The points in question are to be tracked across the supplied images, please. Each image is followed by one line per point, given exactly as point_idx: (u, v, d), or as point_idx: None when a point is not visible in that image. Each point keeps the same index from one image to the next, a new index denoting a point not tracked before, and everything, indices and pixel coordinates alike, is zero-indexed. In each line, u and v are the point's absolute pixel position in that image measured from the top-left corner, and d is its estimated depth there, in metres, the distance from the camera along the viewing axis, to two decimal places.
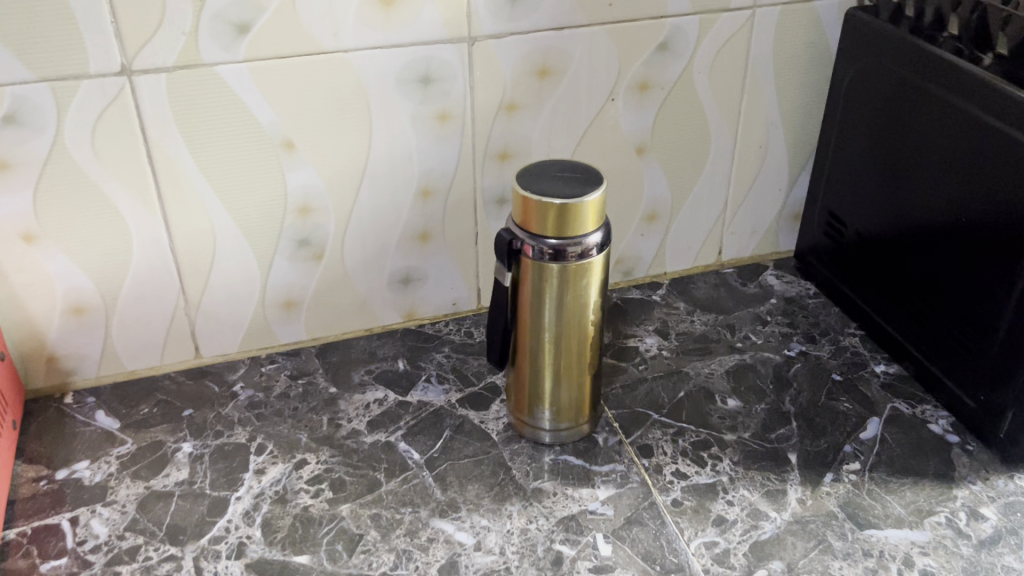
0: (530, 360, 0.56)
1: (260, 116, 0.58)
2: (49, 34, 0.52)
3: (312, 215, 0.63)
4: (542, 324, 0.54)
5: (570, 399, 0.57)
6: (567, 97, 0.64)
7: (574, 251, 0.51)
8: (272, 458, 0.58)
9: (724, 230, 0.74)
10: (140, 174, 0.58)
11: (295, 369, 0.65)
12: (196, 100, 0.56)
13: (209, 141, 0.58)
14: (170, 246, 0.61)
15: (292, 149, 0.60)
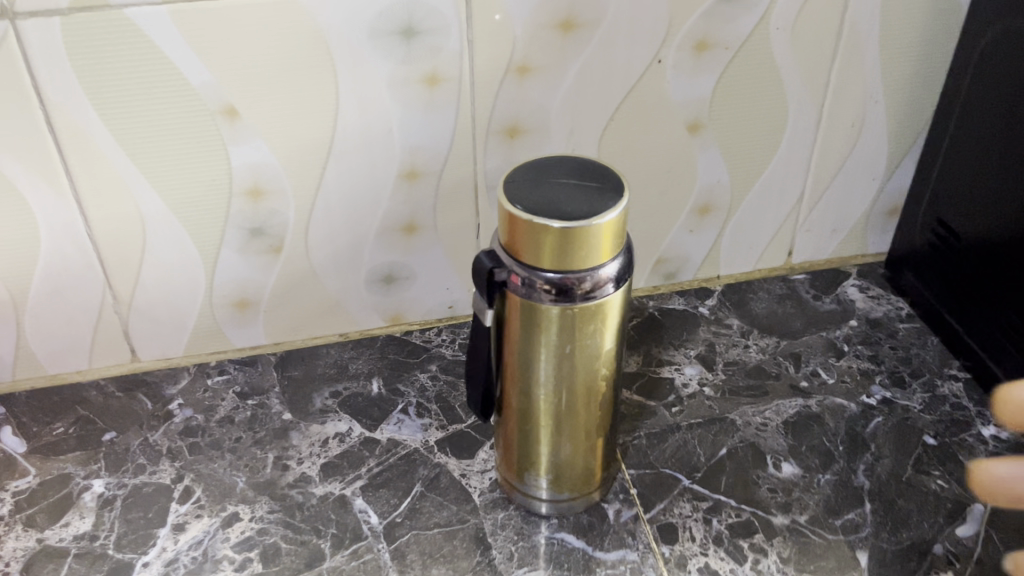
0: (522, 416, 0.43)
1: (189, 76, 0.45)
2: None
3: (266, 199, 0.50)
4: (536, 376, 0.41)
5: (574, 466, 0.44)
6: (599, 58, 0.48)
7: (580, 289, 0.37)
8: (197, 509, 0.46)
9: (798, 228, 0.59)
10: (40, 145, 0.45)
11: (246, 385, 0.53)
12: (105, 53, 0.43)
13: (126, 105, 0.45)
14: (88, 233, 0.49)
15: (234, 118, 0.46)
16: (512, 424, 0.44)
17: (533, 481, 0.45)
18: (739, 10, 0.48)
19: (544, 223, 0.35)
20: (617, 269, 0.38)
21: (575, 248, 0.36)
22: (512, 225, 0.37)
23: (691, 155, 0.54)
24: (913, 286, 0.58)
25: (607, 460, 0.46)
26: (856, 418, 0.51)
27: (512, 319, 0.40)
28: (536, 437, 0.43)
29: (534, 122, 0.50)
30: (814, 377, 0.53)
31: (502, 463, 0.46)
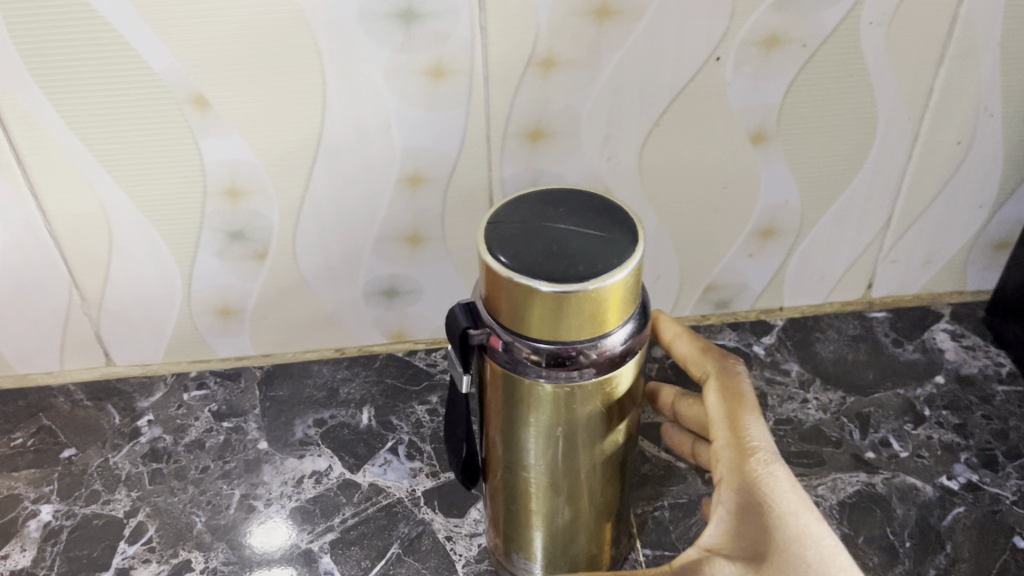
0: (509, 493, 0.36)
1: (150, 59, 0.38)
2: None
3: (246, 201, 0.43)
4: (523, 452, 0.34)
5: (571, 552, 0.37)
6: (642, 53, 0.40)
7: (575, 362, 0.30)
8: (147, 552, 0.40)
9: (880, 258, 0.49)
10: None
11: (224, 405, 0.48)
12: (51, 31, 0.36)
13: (79, 91, 0.38)
14: (48, 229, 0.43)
15: (206, 109, 0.40)
16: (498, 498, 0.37)
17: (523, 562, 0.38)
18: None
19: (529, 284, 0.28)
20: (626, 338, 0.30)
21: (568, 316, 0.28)
22: (491, 279, 0.29)
23: (753, 170, 0.45)
24: (1019, 339, 0.48)
25: (615, 543, 0.38)
26: (930, 506, 0.41)
27: (494, 384, 0.32)
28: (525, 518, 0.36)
29: (561, 125, 0.42)
30: (882, 447, 0.44)
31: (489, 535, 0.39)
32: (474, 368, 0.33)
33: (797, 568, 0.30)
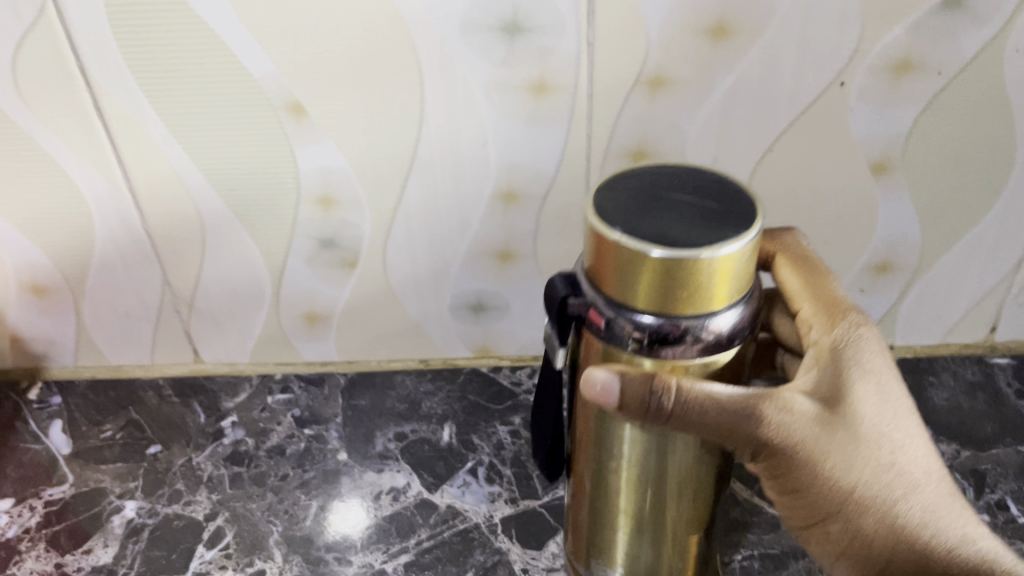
0: (596, 502, 0.34)
1: (248, 65, 0.37)
2: None
3: (338, 210, 0.42)
4: (614, 444, 0.32)
5: (653, 570, 0.35)
6: (759, 74, 0.37)
7: (680, 344, 0.28)
8: (224, 559, 0.40)
9: (1007, 300, 0.46)
10: (88, 132, 0.39)
11: (306, 410, 0.48)
12: (154, 34, 0.36)
13: (179, 94, 0.38)
14: (144, 228, 0.43)
15: (302, 117, 0.39)
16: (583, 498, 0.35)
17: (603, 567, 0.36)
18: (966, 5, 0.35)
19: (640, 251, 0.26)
20: (736, 322, 0.28)
21: (679, 291, 0.26)
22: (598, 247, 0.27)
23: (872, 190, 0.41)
24: None
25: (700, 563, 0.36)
26: None
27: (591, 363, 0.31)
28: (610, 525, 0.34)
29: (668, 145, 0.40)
30: (999, 510, 0.40)
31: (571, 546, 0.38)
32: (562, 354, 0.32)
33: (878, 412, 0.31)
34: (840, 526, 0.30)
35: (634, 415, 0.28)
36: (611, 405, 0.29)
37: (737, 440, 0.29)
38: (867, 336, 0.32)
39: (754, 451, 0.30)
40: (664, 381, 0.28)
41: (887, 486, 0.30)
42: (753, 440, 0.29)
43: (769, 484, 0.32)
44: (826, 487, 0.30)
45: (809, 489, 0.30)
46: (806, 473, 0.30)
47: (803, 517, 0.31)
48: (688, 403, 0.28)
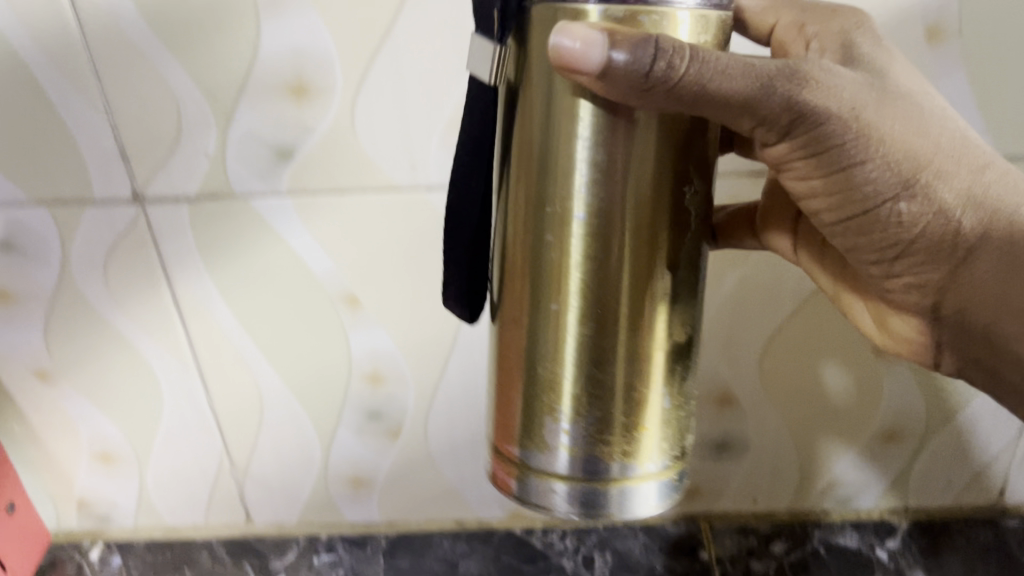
0: (527, 318, 0.27)
1: (311, 264, 0.42)
2: (39, 145, 0.39)
3: (384, 385, 0.46)
4: (560, 141, 0.25)
5: (615, 351, 0.26)
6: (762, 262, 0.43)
7: (645, 3, 0.23)
8: None
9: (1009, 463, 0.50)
10: (164, 321, 0.44)
11: (350, 571, 0.50)
12: (231, 241, 0.41)
13: (247, 287, 0.43)
14: (209, 405, 0.47)
15: (356, 307, 0.44)
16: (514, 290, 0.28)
17: (541, 451, 0.28)
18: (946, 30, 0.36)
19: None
20: (702, 0, 0.24)
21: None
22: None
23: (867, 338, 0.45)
24: None
25: (670, 434, 0.28)
26: None
27: (535, 99, 0.25)
28: (561, 262, 0.26)
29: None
30: None
31: (499, 405, 0.29)
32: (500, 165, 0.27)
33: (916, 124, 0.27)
34: (913, 202, 0.27)
35: (625, 77, 0.22)
36: (590, 70, 0.22)
37: (755, 119, 0.24)
38: (866, 18, 0.31)
39: (783, 125, 0.25)
40: (670, 41, 0.22)
41: (960, 165, 0.27)
42: (783, 109, 0.24)
43: (802, 181, 0.28)
44: (885, 171, 0.26)
45: (863, 172, 0.26)
46: (853, 155, 0.26)
47: (882, 250, 0.29)
48: (702, 85, 0.23)
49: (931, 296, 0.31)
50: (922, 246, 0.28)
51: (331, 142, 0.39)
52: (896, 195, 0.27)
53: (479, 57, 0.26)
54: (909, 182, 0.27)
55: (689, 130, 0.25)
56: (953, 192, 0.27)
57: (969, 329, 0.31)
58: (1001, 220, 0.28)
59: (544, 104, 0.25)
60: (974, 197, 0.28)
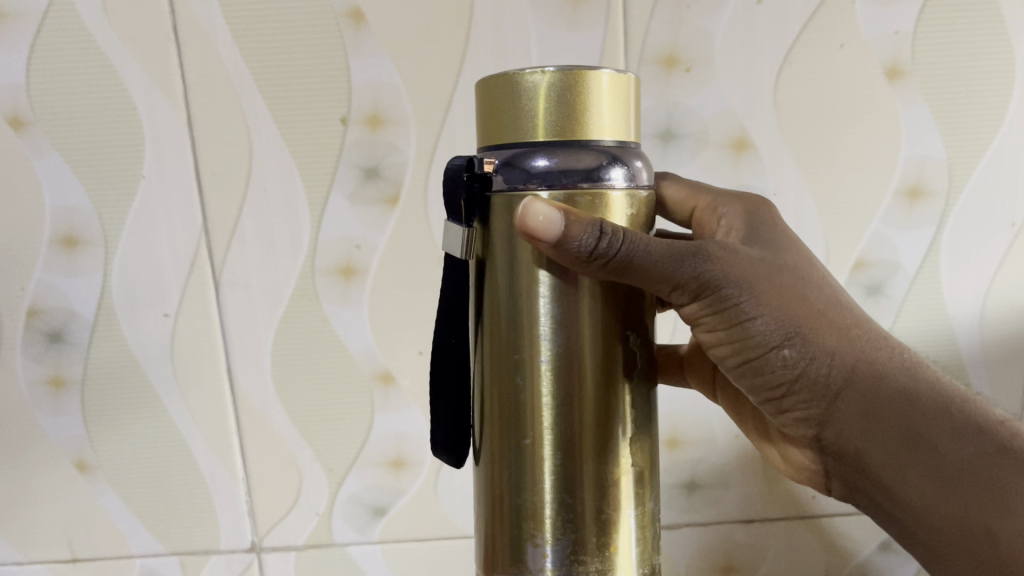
0: (512, 468, 0.35)
1: (350, 346, 0.55)
2: (312, 383, 0.55)
3: (406, 468, 0.58)
4: (524, 307, 0.34)
5: (584, 483, 0.34)
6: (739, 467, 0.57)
7: (578, 177, 0.33)
8: None
9: None
10: (225, 435, 0.56)
11: None
12: (335, 405, 0.56)
13: (317, 410, 0.56)
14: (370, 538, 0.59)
15: (400, 470, 0.58)
16: (501, 459, 0.36)
17: (535, 573, 0.34)
18: (758, 138, 0.50)
19: (537, 72, 0.33)
20: (627, 179, 0.34)
21: (568, 97, 0.33)
22: (500, 103, 0.34)
23: (814, 522, 0.57)
24: None
25: (640, 554, 0.35)
26: None
27: (499, 277, 0.35)
28: (537, 412, 0.34)
29: (708, 480, 0.57)
30: None
31: (492, 542, 0.36)
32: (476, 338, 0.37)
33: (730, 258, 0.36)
34: (795, 350, 0.37)
35: (574, 252, 0.32)
36: (550, 239, 0.31)
37: (670, 285, 0.35)
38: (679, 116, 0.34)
39: (691, 290, 0.35)
40: (609, 226, 0.32)
41: (827, 331, 0.38)
42: (692, 279, 0.35)
43: (703, 321, 0.37)
44: (770, 323, 0.36)
45: (754, 326, 0.36)
46: (741, 303, 0.36)
47: (773, 389, 0.39)
48: (624, 262, 0.33)
49: (812, 429, 0.40)
50: (804, 387, 0.38)
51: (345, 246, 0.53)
52: (780, 344, 0.37)
53: (456, 240, 0.35)
54: (790, 334, 0.37)
55: (624, 306, 0.35)
56: (822, 351, 0.38)
57: (837, 454, 0.40)
58: (861, 372, 0.38)
59: (509, 300, 0.35)
60: (838, 360, 0.38)
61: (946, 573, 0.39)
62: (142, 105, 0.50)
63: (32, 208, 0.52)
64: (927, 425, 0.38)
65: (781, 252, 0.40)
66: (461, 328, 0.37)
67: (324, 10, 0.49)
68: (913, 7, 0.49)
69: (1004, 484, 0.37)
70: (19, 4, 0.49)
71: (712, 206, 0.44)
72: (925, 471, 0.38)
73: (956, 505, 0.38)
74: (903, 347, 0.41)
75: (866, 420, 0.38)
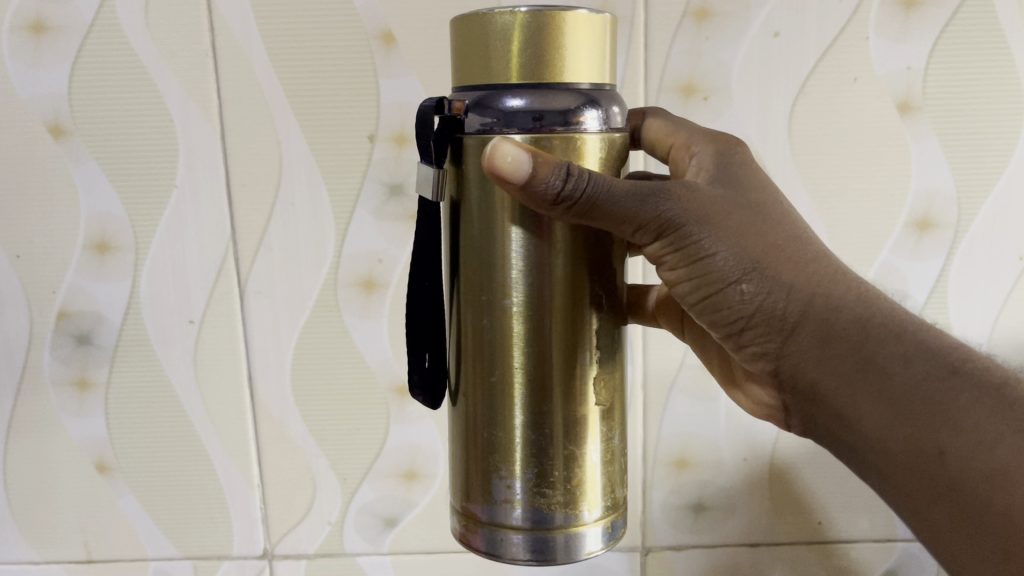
0: (485, 405, 0.38)
1: (369, 357, 0.56)
2: (328, 393, 0.56)
3: (419, 481, 0.58)
4: (496, 251, 0.36)
5: (554, 421, 0.37)
6: (746, 489, 0.57)
7: (551, 118, 0.34)
8: None
9: None
10: (243, 442, 0.57)
11: None
12: (353, 416, 0.57)
13: (332, 418, 0.57)
14: (385, 549, 0.60)
15: (413, 481, 0.58)
16: (475, 397, 0.38)
17: (505, 503, 0.37)
18: (771, 165, 0.51)
19: (509, 12, 0.33)
20: (602, 122, 0.35)
21: (541, 36, 0.33)
22: (471, 43, 0.35)
23: (818, 550, 0.58)
24: None
25: (604, 487, 0.38)
26: None
27: (472, 224, 0.37)
28: (509, 355, 0.37)
29: (716, 501, 0.57)
30: None
31: (466, 475, 0.39)
32: (450, 283, 0.39)
33: (689, 190, 0.36)
34: (752, 285, 0.37)
35: (542, 193, 0.33)
36: (519, 180, 0.33)
37: (632, 224, 0.35)
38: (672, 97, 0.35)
39: (654, 229, 0.35)
40: (576, 168, 0.33)
41: (786, 266, 0.38)
42: (654, 218, 0.35)
43: (665, 260, 0.37)
44: (728, 256, 0.36)
45: (714, 261, 0.36)
46: (699, 239, 0.36)
47: (730, 325, 0.39)
48: (591, 200, 0.33)
49: (770, 363, 0.40)
50: (761, 322, 0.38)
51: (369, 259, 0.54)
52: (738, 279, 0.37)
53: (426, 185, 0.37)
54: (747, 268, 0.37)
55: (590, 245, 0.36)
56: (779, 286, 0.38)
57: (795, 388, 0.40)
58: (818, 306, 0.38)
59: (479, 243, 0.36)
60: (796, 294, 0.38)
61: (899, 501, 0.38)
62: (178, 116, 0.51)
63: (67, 213, 0.52)
64: (883, 354, 0.38)
65: (744, 188, 0.39)
66: (434, 273, 0.39)
67: (357, 31, 0.50)
68: (927, 43, 0.49)
69: (955, 406, 0.37)
70: (63, 14, 0.49)
71: (687, 145, 0.42)
72: (880, 398, 0.38)
73: (911, 430, 0.37)
74: (860, 281, 0.40)
75: (821, 350, 0.39)
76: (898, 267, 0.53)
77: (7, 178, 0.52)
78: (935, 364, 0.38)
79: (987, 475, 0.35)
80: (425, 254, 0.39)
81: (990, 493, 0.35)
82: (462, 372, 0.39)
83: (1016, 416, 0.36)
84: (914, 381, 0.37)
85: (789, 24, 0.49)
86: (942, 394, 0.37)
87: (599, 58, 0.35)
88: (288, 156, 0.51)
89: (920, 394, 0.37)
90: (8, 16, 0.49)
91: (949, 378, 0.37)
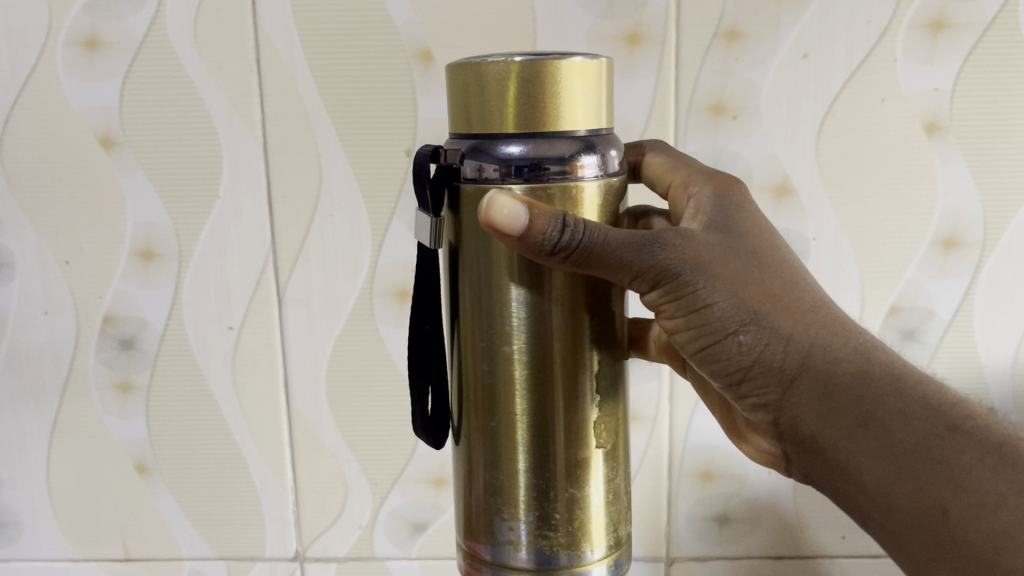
0: (487, 449, 0.39)
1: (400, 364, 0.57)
2: (360, 399, 0.58)
3: (448, 487, 0.59)
4: (497, 300, 0.37)
5: (555, 465, 0.38)
6: (771, 503, 0.57)
7: (548, 166, 0.35)
8: None
9: None
10: (278, 445, 0.59)
11: None
12: (384, 422, 0.58)
13: (363, 424, 0.58)
14: (414, 552, 0.61)
15: (442, 486, 0.59)
16: (476, 438, 0.39)
17: (509, 545, 0.38)
18: (797, 184, 0.52)
19: (502, 61, 0.34)
20: (599, 167, 0.36)
21: (535, 83, 0.34)
22: (467, 89, 0.36)
23: (844, 566, 0.58)
24: None
25: (607, 527, 0.39)
26: None
27: (473, 271, 0.38)
28: (509, 402, 0.38)
29: (740, 514, 0.57)
30: None
31: (469, 516, 0.40)
32: (450, 325, 0.41)
33: (689, 240, 0.37)
34: (750, 336, 0.38)
35: (538, 243, 0.34)
36: (516, 231, 0.34)
37: (629, 273, 0.36)
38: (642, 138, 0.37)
39: (650, 278, 0.36)
40: (572, 218, 0.34)
41: (783, 316, 0.38)
42: (650, 267, 0.36)
43: (662, 308, 0.38)
44: (725, 307, 0.37)
45: (712, 311, 0.37)
46: (696, 288, 0.36)
47: (729, 376, 0.39)
48: (589, 252, 0.35)
49: (769, 414, 0.40)
50: (760, 373, 0.39)
51: (403, 270, 0.55)
52: (736, 330, 0.37)
53: (426, 230, 0.38)
54: (745, 319, 0.37)
55: (587, 292, 0.37)
56: (777, 337, 0.38)
57: (795, 439, 0.40)
58: (816, 357, 0.39)
59: (478, 288, 0.38)
60: (794, 345, 0.38)
61: (903, 556, 0.39)
62: (223, 131, 0.53)
63: (116, 222, 0.55)
64: (884, 409, 0.38)
65: (740, 233, 0.40)
66: (435, 310, 0.41)
67: (398, 49, 0.51)
68: (957, 64, 0.49)
69: (955, 463, 0.38)
70: (116, 31, 0.52)
71: (685, 183, 0.44)
72: (881, 453, 0.38)
73: (914, 487, 0.38)
74: (859, 329, 0.41)
75: (822, 403, 0.39)
76: (925, 284, 0.53)
77: (59, 186, 0.54)
78: (937, 420, 0.38)
79: (992, 538, 0.37)
80: (435, 289, 0.41)
81: (995, 554, 0.37)
82: (465, 409, 0.40)
83: (1017, 476, 0.37)
84: (915, 436, 0.38)
85: (819, 44, 0.49)
86: (944, 450, 0.38)
87: (597, 107, 0.36)
88: (328, 171, 0.53)
89: (923, 451, 0.38)
90: (64, 32, 0.52)
91: (951, 435, 0.38)
